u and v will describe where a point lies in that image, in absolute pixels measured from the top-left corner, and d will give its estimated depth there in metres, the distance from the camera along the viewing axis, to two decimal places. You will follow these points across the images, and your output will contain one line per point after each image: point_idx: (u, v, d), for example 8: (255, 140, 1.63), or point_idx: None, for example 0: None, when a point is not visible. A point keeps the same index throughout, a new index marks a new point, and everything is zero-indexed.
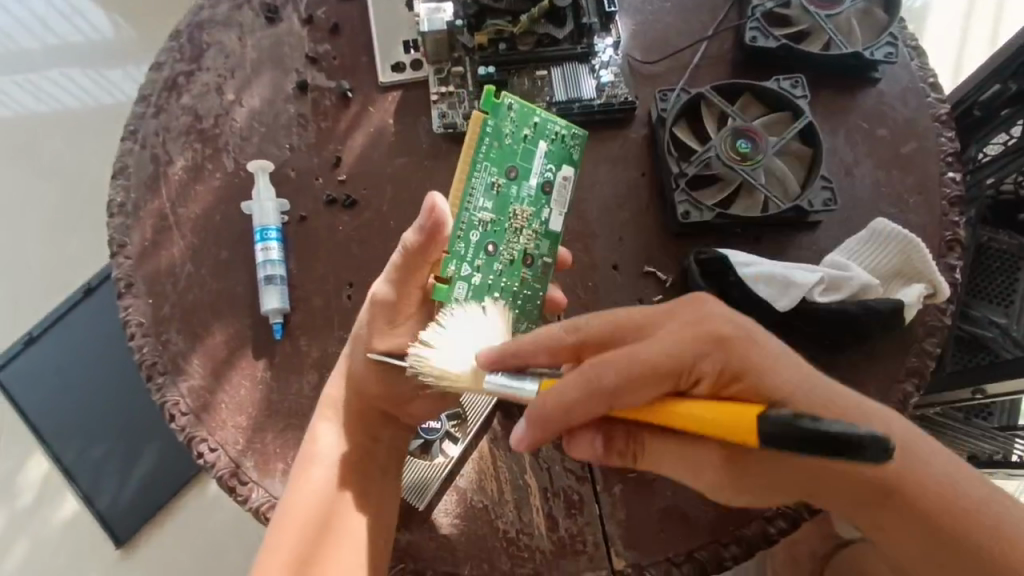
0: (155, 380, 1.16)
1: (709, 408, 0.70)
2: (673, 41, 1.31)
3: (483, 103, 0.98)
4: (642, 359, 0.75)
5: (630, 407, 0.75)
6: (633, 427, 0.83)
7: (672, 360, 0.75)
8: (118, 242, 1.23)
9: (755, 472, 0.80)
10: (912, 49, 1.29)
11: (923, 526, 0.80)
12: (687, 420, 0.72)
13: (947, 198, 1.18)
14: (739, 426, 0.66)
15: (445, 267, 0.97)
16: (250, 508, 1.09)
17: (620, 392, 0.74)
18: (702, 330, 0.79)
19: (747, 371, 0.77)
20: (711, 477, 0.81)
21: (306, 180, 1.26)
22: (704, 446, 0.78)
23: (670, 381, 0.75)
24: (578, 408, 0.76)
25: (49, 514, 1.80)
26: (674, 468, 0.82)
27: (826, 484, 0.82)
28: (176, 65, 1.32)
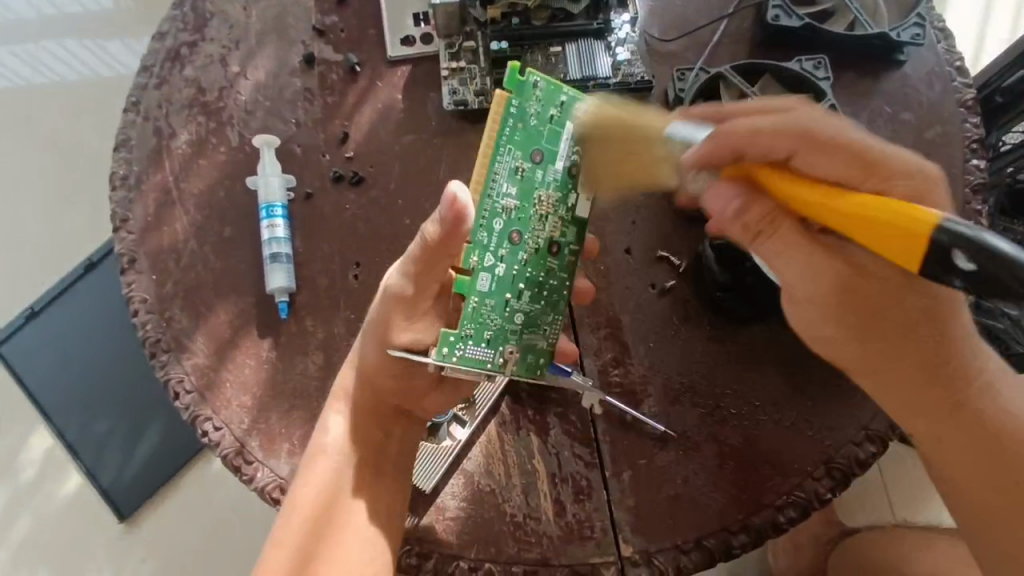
0: (158, 358, 1.14)
1: (829, 191, 0.77)
2: (692, 18, 1.27)
3: (507, 81, 0.95)
4: (841, 155, 0.77)
5: (810, 176, 0.79)
6: (779, 210, 0.83)
7: (858, 158, 0.77)
8: (120, 217, 1.20)
9: (862, 307, 0.83)
10: (939, 31, 1.25)
11: (981, 423, 0.84)
12: (856, 201, 0.75)
13: (969, 185, 1.16)
14: (909, 240, 0.71)
15: (468, 257, 0.97)
16: (255, 487, 1.08)
17: (806, 145, 0.78)
18: (877, 163, 0.77)
19: (926, 195, 0.78)
20: (815, 317, 0.87)
21: (312, 156, 1.23)
22: (836, 257, 0.82)
23: (846, 172, 0.77)
24: (771, 136, 0.79)
25: (52, 488, 1.80)
26: (796, 275, 0.85)
27: (914, 367, 0.85)
28: (180, 35, 1.28)
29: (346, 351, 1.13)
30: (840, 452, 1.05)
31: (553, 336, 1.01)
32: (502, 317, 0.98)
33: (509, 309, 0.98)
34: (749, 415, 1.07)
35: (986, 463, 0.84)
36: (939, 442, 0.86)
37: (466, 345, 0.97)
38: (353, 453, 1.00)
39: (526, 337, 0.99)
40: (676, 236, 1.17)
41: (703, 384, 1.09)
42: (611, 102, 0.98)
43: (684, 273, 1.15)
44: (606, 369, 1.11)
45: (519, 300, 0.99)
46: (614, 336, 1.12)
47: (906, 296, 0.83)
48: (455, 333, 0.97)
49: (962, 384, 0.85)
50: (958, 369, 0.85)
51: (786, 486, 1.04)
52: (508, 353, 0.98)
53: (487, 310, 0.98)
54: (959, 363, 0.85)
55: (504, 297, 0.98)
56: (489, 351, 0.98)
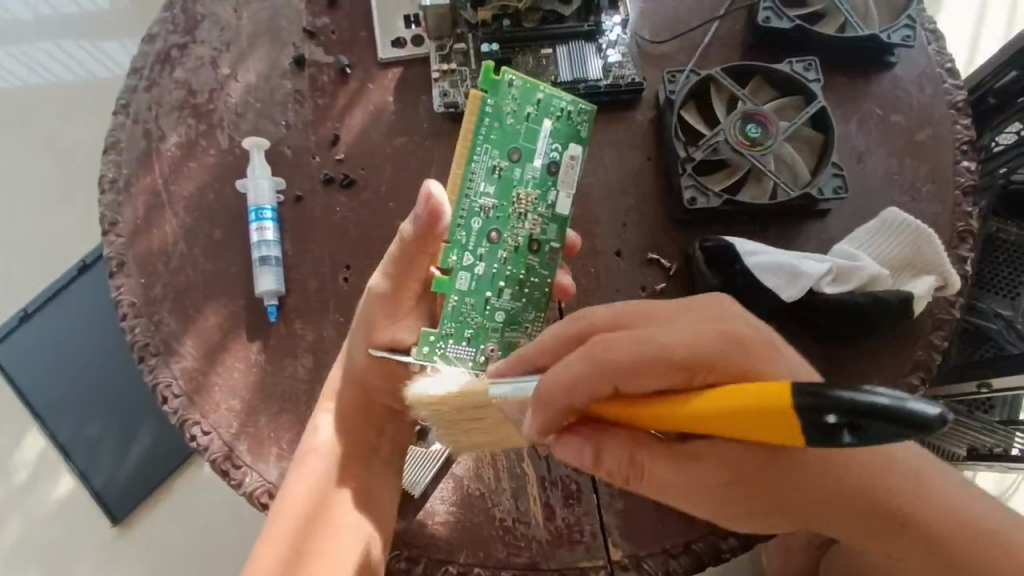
0: (147, 361, 1.14)
1: (674, 397, 0.70)
2: (683, 20, 1.27)
3: (483, 81, 0.97)
4: (672, 339, 0.71)
5: (652, 393, 0.72)
6: (633, 450, 0.81)
7: (682, 347, 0.71)
8: (110, 220, 1.20)
9: (757, 471, 0.78)
10: (930, 33, 1.25)
11: (919, 538, 0.79)
12: (708, 399, 0.67)
13: (960, 187, 1.15)
14: (769, 419, 0.62)
15: (447, 256, 0.96)
16: (244, 492, 1.07)
17: (636, 369, 0.71)
18: (720, 333, 0.73)
19: (755, 372, 0.71)
20: (703, 484, 0.80)
21: (303, 158, 1.23)
22: (706, 467, 0.79)
23: (672, 378, 0.71)
24: (618, 370, 0.71)
25: (44, 491, 1.80)
26: (687, 488, 0.81)
27: (783, 488, 0.79)
28: (170, 37, 1.28)
29: (335, 354, 1.13)
30: None
31: (536, 334, 0.98)
32: (483, 315, 0.96)
33: (490, 307, 0.96)
34: None
35: (939, 571, 0.80)
36: (909, 566, 0.82)
37: (448, 344, 0.95)
38: (342, 454, 1.00)
39: (505, 334, 0.96)
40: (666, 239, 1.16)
41: None
42: (585, 104, 1.00)
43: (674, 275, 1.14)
44: None
45: (501, 298, 0.96)
46: None
47: (820, 474, 0.78)
48: (436, 332, 0.95)
49: (943, 503, 0.79)
50: (856, 485, 0.79)
51: None
52: (490, 350, 0.96)
53: (466, 308, 0.95)
54: (855, 482, 0.79)
55: (485, 295, 0.96)
56: (471, 350, 0.95)
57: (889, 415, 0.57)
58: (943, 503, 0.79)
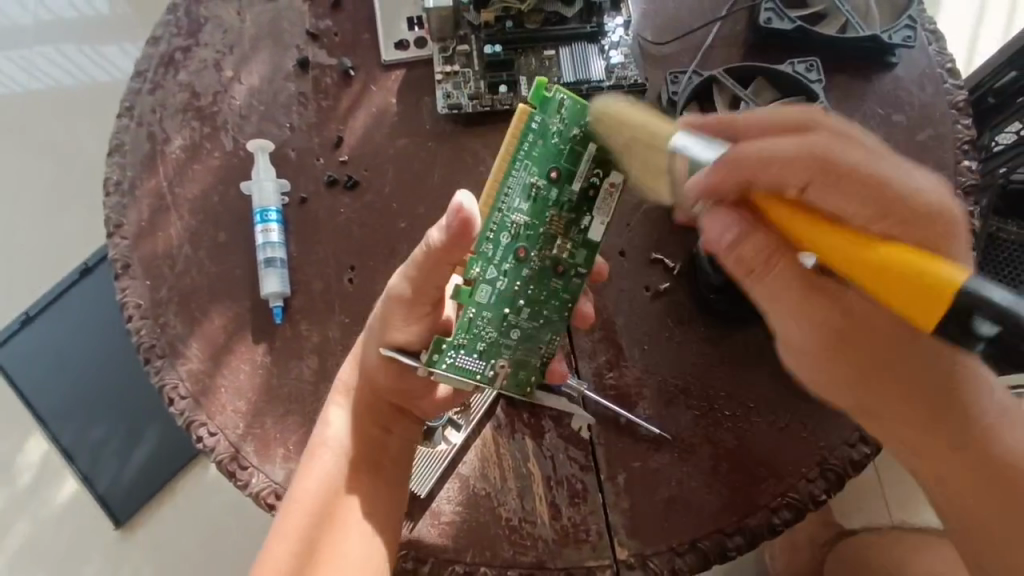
0: (153, 363, 1.14)
1: (853, 240, 0.73)
2: (685, 21, 1.28)
3: (533, 95, 0.94)
4: (869, 179, 0.76)
5: (812, 207, 0.77)
6: (773, 251, 0.80)
7: (878, 182, 0.76)
8: (115, 222, 1.20)
9: (868, 339, 0.80)
10: (930, 33, 1.25)
11: (983, 461, 0.81)
12: (892, 249, 0.72)
13: (962, 186, 1.16)
14: (929, 298, 0.70)
15: (471, 268, 0.97)
16: (250, 493, 1.08)
17: (817, 177, 0.76)
18: (909, 202, 0.76)
19: (939, 243, 0.76)
20: (807, 337, 0.82)
21: (307, 160, 1.23)
22: (831, 303, 0.80)
23: (855, 205, 0.75)
24: (784, 164, 0.77)
25: (47, 494, 1.79)
26: (797, 330, 0.82)
27: (872, 373, 0.81)
28: (173, 40, 1.28)
29: (341, 355, 1.13)
30: (834, 454, 1.05)
31: (550, 352, 1.02)
32: (499, 330, 0.99)
33: (507, 324, 0.99)
34: (743, 416, 1.07)
35: (997, 502, 0.81)
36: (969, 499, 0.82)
37: (459, 354, 0.98)
38: (350, 452, 0.99)
39: (521, 353, 1.00)
40: (670, 239, 1.17)
41: (698, 386, 1.09)
42: None
43: (678, 275, 1.15)
44: (601, 372, 1.11)
45: (518, 316, 0.99)
46: (608, 339, 1.12)
47: (939, 375, 0.81)
48: (449, 341, 0.97)
49: (986, 425, 0.82)
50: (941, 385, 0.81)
51: (781, 488, 1.04)
52: (501, 366, 1.00)
53: (483, 322, 0.98)
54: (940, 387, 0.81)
55: (503, 311, 0.99)
56: (482, 363, 0.99)
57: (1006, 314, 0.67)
58: (1013, 437, 0.82)
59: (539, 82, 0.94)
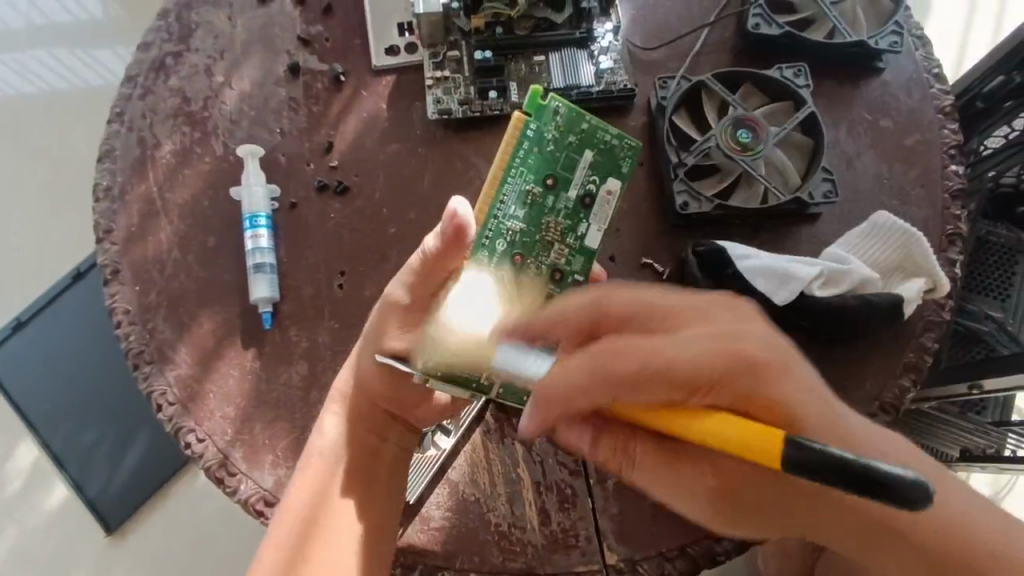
0: (142, 369, 1.14)
1: (691, 416, 0.69)
2: (674, 27, 1.29)
3: (528, 104, 1.02)
4: (687, 356, 0.71)
5: (655, 406, 0.71)
6: (625, 440, 0.81)
7: (720, 356, 0.72)
8: (104, 227, 1.20)
9: (752, 494, 0.77)
10: (917, 38, 1.26)
11: (915, 547, 0.76)
12: (706, 428, 0.67)
13: (948, 190, 1.17)
14: (762, 454, 0.63)
15: (468, 275, 0.99)
16: (238, 499, 1.07)
17: (621, 388, 0.72)
18: (721, 344, 0.73)
19: (761, 399, 0.71)
20: (706, 508, 0.80)
21: (297, 165, 1.24)
22: (695, 467, 0.77)
23: (666, 393, 0.71)
24: (632, 402, 0.73)
25: (37, 501, 1.79)
26: (679, 493, 0.80)
27: (763, 513, 0.78)
28: (164, 45, 1.28)
29: (330, 360, 1.13)
30: None
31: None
32: None
33: None
34: None
35: (920, 569, 0.76)
36: (897, 570, 0.78)
37: None
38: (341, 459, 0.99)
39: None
40: (660, 244, 1.17)
41: None
42: (630, 140, 1.03)
43: (668, 279, 1.15)
44: None
45: None
46: None
47: (792, 482, 0.76)
48: None
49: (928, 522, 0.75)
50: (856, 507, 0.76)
51: None
52: None
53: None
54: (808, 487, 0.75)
55: None
56: None
57: (856, 473, 0.59)
58: (948, 506, 0.76)
59: (535, 92, 1.02)
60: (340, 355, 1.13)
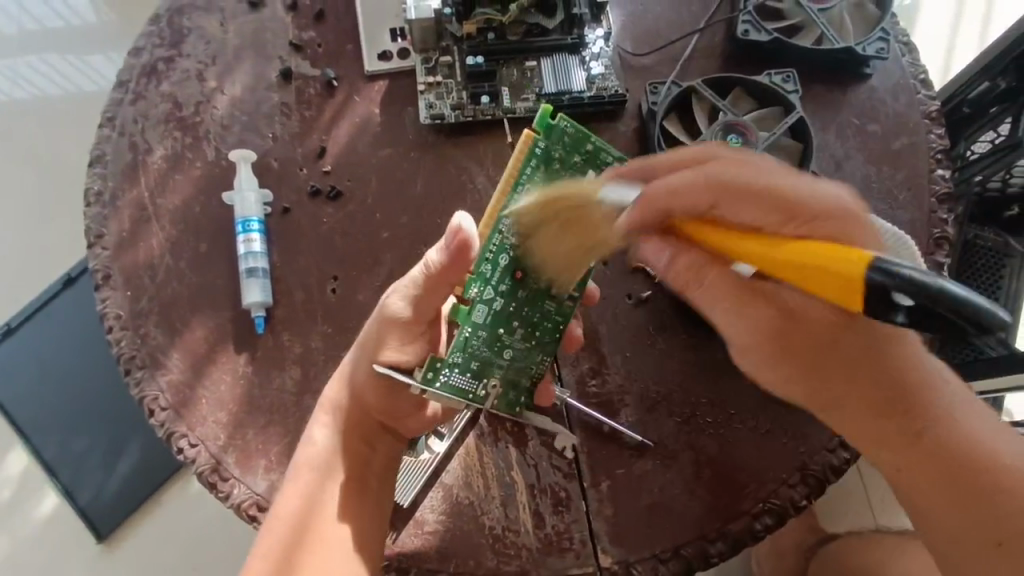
0: (133, 374, 1.13)
1: (775, 246, 0.73)
2: (664, 33, 1.30)
3: (538, 122, 0.96)
4: (760, 207, 0.75)
5: (744, 228, 0.76)
6: (709, 263, 0.82)
7: (784, 204, 0.74)
8: (95, 232, 1.20)
9: (837, 369, 0.80)
10: (903, 44, 1.28)
11: (941, 445, 0.79)
12: (792, 249, 0.72)
13: (935, 194, 1.18)
14: (849, 271, 0.67)
15: (469, 287, 0.97)
16: (231, 505, 1.07)
17: (722, 195, 0.76)
18: (835, 208, 0.73)
19: (857, 243, 0.72)
20: (756, 349, 0.84)
21: (289, 169, 1.24)
22: (766, 304, 0.80)
23: (765, 216, 0.75)
24: (733, 206, 0.76)
25: (27, 509, 1.77)
26: (738, 323, 0.83)
27: (806, 361, 0.81)
28: (156, 51, 1.28)
29: (323, 364, 1.13)
30: (814, 459, 1.06)
31: (539, 373, 1.01)
32: (491, 351, 0.99)
33: (500, 344, 0.99)
34: (724, 422, 1.08)
35: (955, 501, 0.79)
36: (934, 494, 0.80)
37: (452, 374, 0.97)
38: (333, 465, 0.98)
39: (512, 373, 1.00)
40: None
41: (680, 392, 1.10)
42: (633, 160, 0.99)
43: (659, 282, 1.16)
44: (584, 379, 1.11)
45: (511, 337, 0.99)
46: (590, 347, 1.13)
47: (850, 393, 0.81)
48: (443, 360, 0.96)
49: (983, 451, 0.79)
50: (903, 377, 0.79)
51: (763, 493, 1.04)
52: (492, 387, 0.99)
53: (477, 341, 0.97)
54: (911, 379, 0.79)
55: (497, 332, 0.98)
56: (474, 384, 0.98)
57: (935, 294, 0.61)
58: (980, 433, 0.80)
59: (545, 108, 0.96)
60: (333, 360, 1.13)
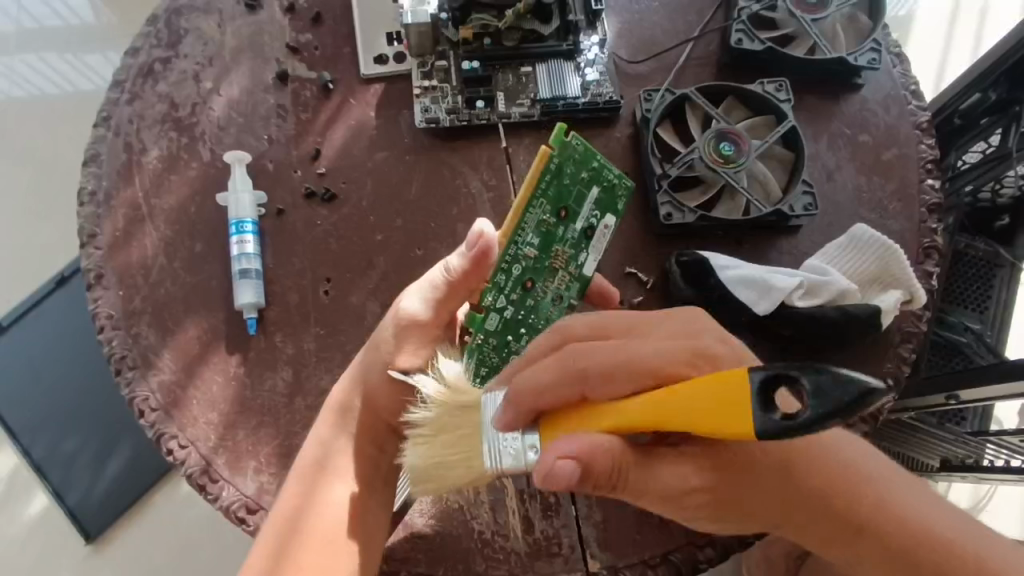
0: (124, 374, 1.13)
1: (633, 402, 0.71)
2: (660, 41, 1.31)
3: (552, 139, 1.04)
4: (647, 352, 0.74)
5: (616, 395, 0.74)
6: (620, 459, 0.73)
7: (681, 352, 0.74)
8: (88, 232, 1.20)
9: (756, 496, 0.80)
10: (895, 56, 1.30)
11: (880, 536, 0.81)
12: (647, 402, 0.70)
13: (925, 205, 1.20)
14: (727, 412, 0.62)
15: (484, 296, 1.03)
16: (220, 506, 1.07)
17: (592, 382, 0.75)
18: (683, 343, 0.75)
19: (659, 372, 0.73)
20: (700, 503, 0.79)
21: (284, 172, 1.24)
22: (671, 456, 0.78)
23: (638, 384, 0.73)
24: (625, 374, 0.74)
25: (15, 509, 1.76)
26: (666, 477, 0.78)
27: (737, 480, 0.80)
28: (153, 51, 1.28)
29: (316, 366, 1.13)
30: None
31: None
32: (500, 355, 1.03)
33: (508, 349, 1.03)
34: None
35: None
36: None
37: None
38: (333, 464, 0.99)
39: None
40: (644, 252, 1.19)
41: None
42: (629, 180, 1.08)
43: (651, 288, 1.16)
44: None
45: (519, 342, 1.03)
46: None
47: (807, 507, 0.81)
48: (458, 362, 1.02)
49: (932, 528, 0.80)
50: (808, 491, 0.80)
51: None
52: None
53: (488, 346, 1.03)
54: (817, 487, 0.80)
55: (506, 338, 1.03)
56: (482, 388, 1.01)
57: (815, 374, 0.55)
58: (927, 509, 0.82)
59: (560, 127, 1.04)
60: (326, 362, 1.13)
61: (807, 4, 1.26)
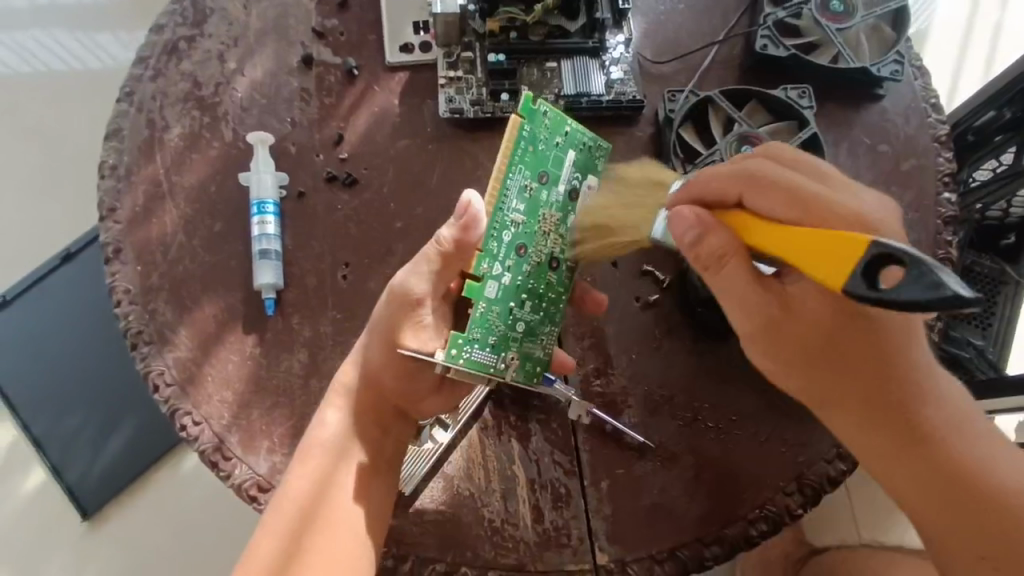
0: (140, 349, 1.13)
1: (772, 228, 0.78)
2: (684, 43, 1.32)
3: (522, 107, 0.97)
4: (778, 193, 0.78)
5: (757, 217, 0.80)
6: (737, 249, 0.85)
7: (735, 178, 0.82)
8: (108, 206, 1.20)
9: (828, 367, 0.87)
10: (917, 68, 1.31)
11: (934, 467, 0.82)
12: (795, 239, 0.74)
13: (942, 217, 1.21)
14: (841, 254, 0.67)
15: (479, 264, 0.99)
16: (232, 484, 1.07)
17: (748, 188, 0.81)
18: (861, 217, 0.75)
19: (818, 209, 0.75)
20: (750, 332, 0.90)
21: (306, 155, 1.24)
22: (791, 317, 0.87)
23: (788, 209, 0.77)
24: (770, 194, 0.78)
25: (14, 483, 1.75)
26: (739, 314, 0.90)
27: (839, 377, 0.87)
28: (178, 29, 1.28)
29: (332, 350, 1.13)
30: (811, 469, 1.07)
31: (549, 346, 1.06)
32: (506, 323, 1.02)
33: (513, 316, 1.02)
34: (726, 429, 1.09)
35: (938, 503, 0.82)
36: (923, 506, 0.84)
37: (473, 348, 0.99)
38: (341, 447, 0.99)
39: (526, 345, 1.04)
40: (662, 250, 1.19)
41: (683, 396, 1.11)
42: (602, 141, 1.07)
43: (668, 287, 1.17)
44: (589, 379, 1.12)
45: (521, 309, 1.03)
46: (596, 347, 1.13)
47: (851, 398, 0.86)
48: (463, 336, 0.99)
49: (975, 460, 0.82)
50: (887, 391, 0.84)
51: (759, 500, 1.06)
52: (511, 359, 1.02)
53: (493, 315, 1.00)
54: (890, 374, 0.84)
55: (509, 304, 1.02)
56: (494, 356, 1.01)
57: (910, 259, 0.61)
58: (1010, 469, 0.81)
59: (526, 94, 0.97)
60: (341, 345, 1.14)
61: (833, 13, 1.27)
